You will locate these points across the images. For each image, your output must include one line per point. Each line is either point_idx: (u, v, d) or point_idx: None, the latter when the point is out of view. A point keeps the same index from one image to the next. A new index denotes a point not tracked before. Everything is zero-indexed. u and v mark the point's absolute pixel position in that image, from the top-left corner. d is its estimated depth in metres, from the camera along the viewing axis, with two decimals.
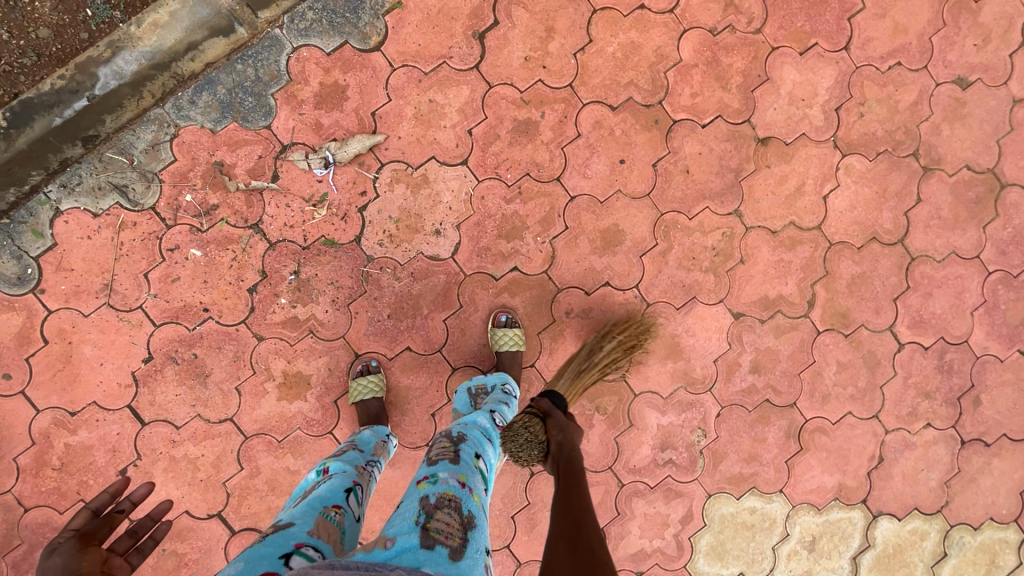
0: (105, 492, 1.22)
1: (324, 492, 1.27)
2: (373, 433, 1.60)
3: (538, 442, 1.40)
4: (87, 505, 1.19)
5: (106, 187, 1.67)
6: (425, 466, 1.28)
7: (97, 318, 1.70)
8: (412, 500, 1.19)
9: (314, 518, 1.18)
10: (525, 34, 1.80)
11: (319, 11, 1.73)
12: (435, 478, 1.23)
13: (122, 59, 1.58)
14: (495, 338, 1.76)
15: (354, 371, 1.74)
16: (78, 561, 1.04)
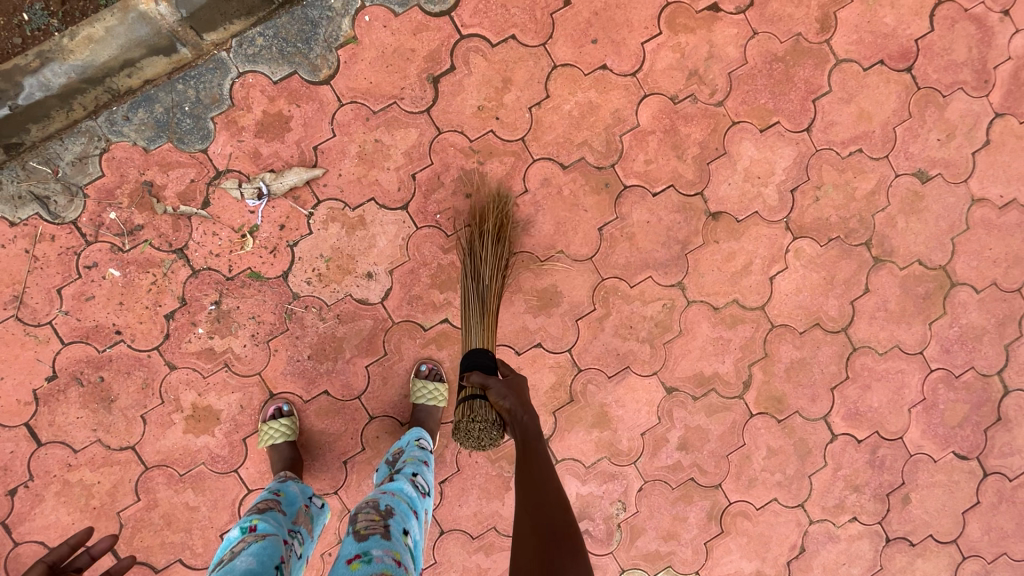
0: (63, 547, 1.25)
1: (255, 566, 1.23)
2: (300, 490, 1.54)
3: (490, 420, 1.47)
4: (45, 561, 1.21)
5: (26, 197, 1.62)
6: (354, 541, 1.25)
7: (2, 331, 1.64)
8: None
9: None
10: (481, 83, 1.77)
11: (269, 38, 1.68)
12: (367, 557, 1.21)
13: (50, 71, 1.53)
14: (414, 390, 1.72)
15: (266, 413, 1.70)
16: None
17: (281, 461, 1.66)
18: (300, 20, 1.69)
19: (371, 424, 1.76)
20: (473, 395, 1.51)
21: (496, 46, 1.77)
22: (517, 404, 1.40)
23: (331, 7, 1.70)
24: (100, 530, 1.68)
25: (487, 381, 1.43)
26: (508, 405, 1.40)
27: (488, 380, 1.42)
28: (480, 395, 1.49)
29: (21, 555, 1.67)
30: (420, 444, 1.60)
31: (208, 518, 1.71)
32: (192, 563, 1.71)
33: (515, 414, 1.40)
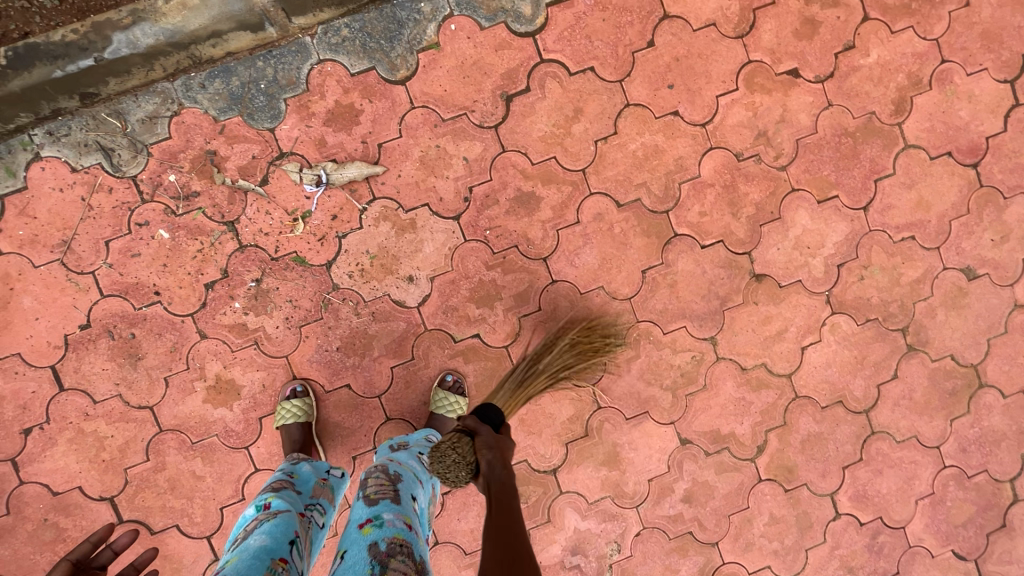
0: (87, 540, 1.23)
1: (270, 542, 1.26)
2: (314, 469, 1.57)
3: (465, 459, 1.32)
4: (69, 556, 1.20)
5: (92, 146, 1.64)
6: (364, 507, 1.29)
7: (45, 272, 1.65)
8: (359, 548, 1.22)
9: (262, 573, 1.19)
10: (552, 109, 1.77)
11: (355, 31, 1.69)
12: (380, 522, 1.25)
13: (140, 31, 1.52)
14: (435, 400, 1.73)
15: (281, 395, 1.71)
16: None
17: (292, 441, 1.66)
18: (387, 18, 1.70)
19: (386, 425, 1.76)
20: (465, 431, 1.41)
21: (572, 75, 1.78)
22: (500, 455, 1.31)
23: (419, 10, 1.71)
24: (104, 483, 1.70)
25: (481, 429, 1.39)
26: (491, 453, 1.30)
27: (478, 426, 1.40)
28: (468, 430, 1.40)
29: (24, 494, 1.68)
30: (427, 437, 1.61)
31: (211, 489, 1.72)
32: (189, 531, 1.72)
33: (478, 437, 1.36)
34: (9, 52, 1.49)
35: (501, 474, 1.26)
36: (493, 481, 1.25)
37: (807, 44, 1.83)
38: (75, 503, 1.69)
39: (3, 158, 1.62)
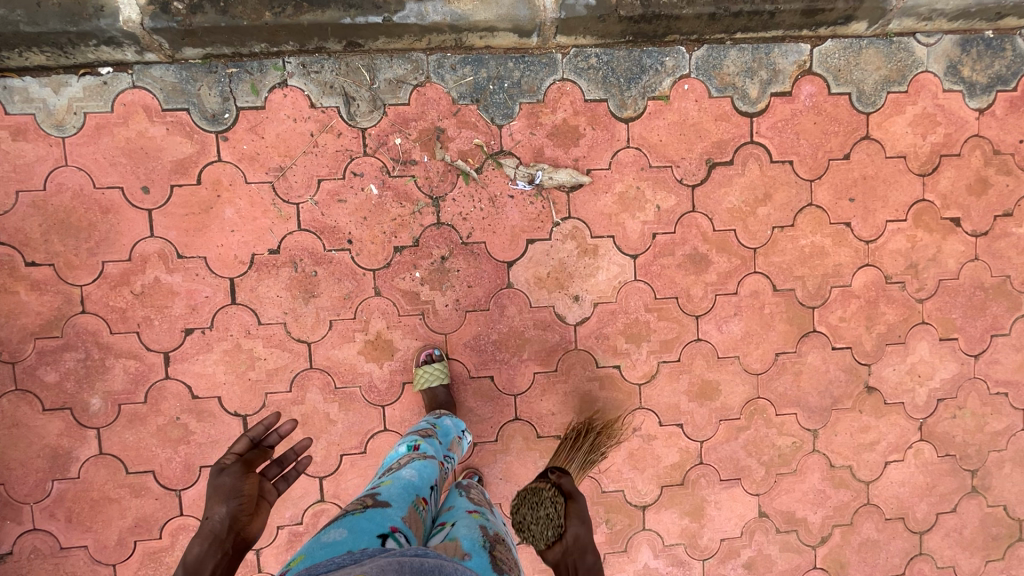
0: (260, 424, 1.34)
1: (418, 479, 1.36)
2: (453, 424, 1.67)
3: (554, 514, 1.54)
4: (248, 433, 1.33)
5: (337, 90, 1.71)
6: (469, 500, 1.41)
7: (253, 190, 1.71)
8: (468, 523, 1.30)
9: (406, 506, 1.27)
10: (746, 186, 1.91)
11: (601, 62, 1.81)
12: (485, 516, 1.36)
13: (432, 6, 1.58)
14: None
15: (419, 358, 1.78)
16: (242, 485, 1.23)
17: (436, 400, 1.75)
18: (632, 60, 1.82)
19: (513, 422, 1.86)
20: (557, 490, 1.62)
21: (773, 161, 1.91)
22: (582, 528, 1.52)
23: (663, 62, 1.83)
24: (244, 400, 1.76)
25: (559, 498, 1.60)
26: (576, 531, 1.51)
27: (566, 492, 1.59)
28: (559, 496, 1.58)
29: (165, 389, 1.73)
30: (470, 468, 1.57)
31: (339, 435, 1.80)
32: (305, 467, 1.79)
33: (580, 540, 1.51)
34: None
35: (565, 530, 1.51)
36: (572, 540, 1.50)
37: (974, 200, 2.01)
38: (210, 411, 1.75)
39: (252, 74, 1.67)
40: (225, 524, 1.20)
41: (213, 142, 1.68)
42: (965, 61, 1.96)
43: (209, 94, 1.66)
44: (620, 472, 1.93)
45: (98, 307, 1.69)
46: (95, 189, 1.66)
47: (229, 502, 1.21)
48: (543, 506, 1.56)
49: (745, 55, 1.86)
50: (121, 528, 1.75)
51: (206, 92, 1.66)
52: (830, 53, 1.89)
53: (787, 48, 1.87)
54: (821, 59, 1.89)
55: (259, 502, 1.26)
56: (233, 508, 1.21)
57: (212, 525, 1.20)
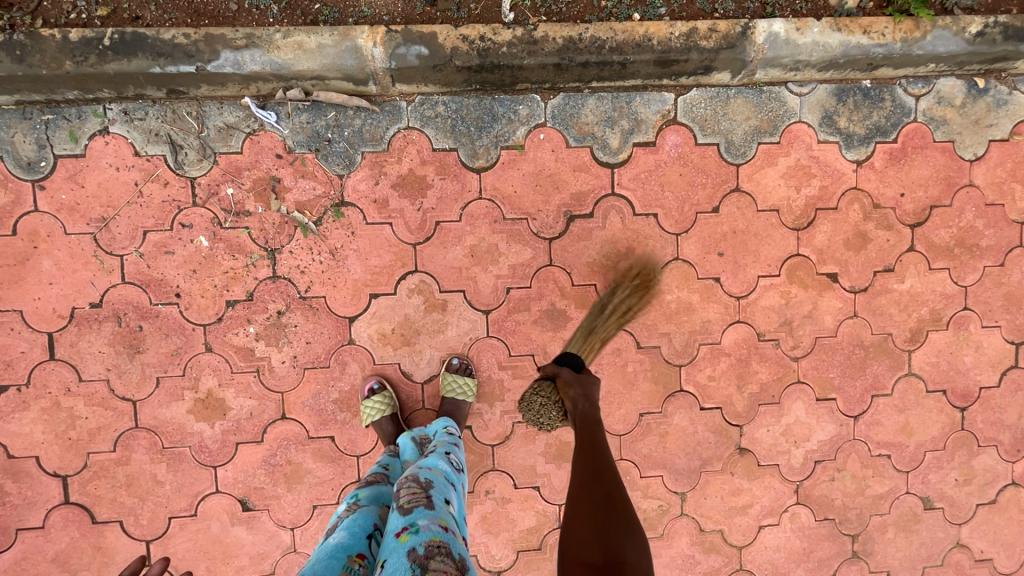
0: (127, 568, 1.13)
1: (345, 538, 1.24)
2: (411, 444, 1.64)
3: (553, 400, 1.54)
4: None
5: (162, 138, 1.63)
6: (399, 516, 1.24)
7: (74, 241, 1.63)
8: (397, 557, 1.15)
9: (338, 572, 1.16)
10: (608, 240, 1.83)
11: (449, 111, 1.73)
12: (416, 528, 1.20)
13: (250, 55, 1.52)
14: (363, 412, 1.71)
15: (362, 392, 1.73)
16: None
17: (385, 435, 1.72)
18: (483, 108, 1.74)
19: (355, 485, 1.77)
20: (546, 375, 1.57)
21: (636, 214, 1.84)
22: (582, 391, 1.43)
23: (516, 111, 1.76)
24: (64, 460, 1.67)
25: (559, 371, 1.52)
26: (574, 392, 1.43)
27: (560, 369, 1.52)
28: (552, 378, 1.55)
29: None
30: (447, 431, 1.61)
31: (167, 497, 1.71)
32: (130, 531, 1.70)
33: (581, 400, 1.42)
34: (116, 36, 1.47)
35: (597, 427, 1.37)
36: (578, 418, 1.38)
37: (853, 255, 1.93)
38: (28, 471, 1.66)
39: (70, 121, 1.59)
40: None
41: (29, 191, 1.61)
42: (841, 112, 1.88)
43: (24, 141, 1.58)
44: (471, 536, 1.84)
45: None
46: None
47: None
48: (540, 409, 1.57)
49: (604, 104, 1.78)
50: None
51: (20, 139, 1.58)
52: (696, 102, 1.81)
53: (650, 97, 1.80)
54: (686, 108, 1.81)
55: None
56: None
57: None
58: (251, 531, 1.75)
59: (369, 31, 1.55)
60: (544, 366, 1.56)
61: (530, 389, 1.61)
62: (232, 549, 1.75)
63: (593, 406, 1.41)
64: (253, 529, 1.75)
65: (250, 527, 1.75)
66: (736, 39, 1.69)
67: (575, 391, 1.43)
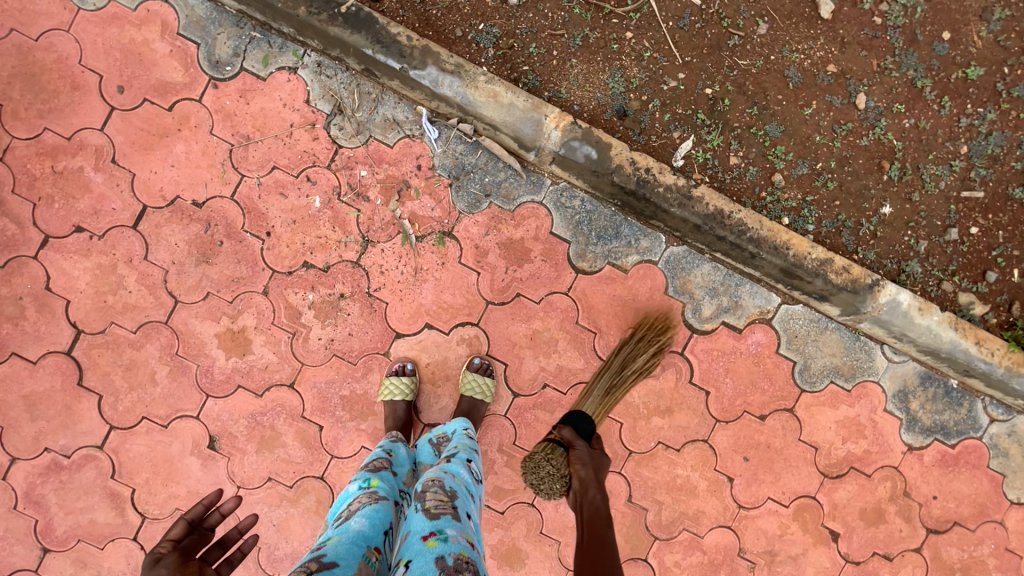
0: (200, 502, 1.24)
1: (367, 528, 1.21)
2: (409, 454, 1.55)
3: (560, 473, 1.51)
4: (184, 515, 1.21)
5: (335, 100, 1.73)
6: (425, 520, 1.21)
7: (212, 143, 1.73)
8: (423, 562, 1.12)
9: (357, 562, 1.13)
10: (653, 390, 1.85)
11: (583, 208, 1.79)
12: (445, 537, 1.18)
13: (449, 81, 1.63)
14: (383, 389, 1.74)
15: (389, 369, 1.76)
16: (178, 571, 1.07)
17: (395, 418, 1.71)
18: (611, 222, 1.80)
19: (316, 480, 1.78)
20: (560, 442, 1.56)
21: (690, 382, 1.86)
22: (593, 474, 1.45)
23: (638, 239, 1.81)
24: (90, 316, 1.73)
25: (575, 441, 1.53)
26: (585, 474, 1.45)
27: (576, 440, 1.53)
28: (565, 444, 1.55)
29: (25, 266, 1.71)
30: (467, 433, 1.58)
31: (152, 396, 1.74)
32: (105, 408, 1.74)
33: (585, 489, 1.43)
34: (353, 10, 1.60)
35: (606, 525, 1.36)
36: (585, 511, 1.40)
37: (862, 526, 1.91)
38: (54, 309, 1.72)
39: (271, 47, 1.71)
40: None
41: (202, 83, 1.71)
42: (917, 394, 1.90)
43: (224, 43, 1.70)
44: None
45: (14, 164, 1.69)
46: (79, 66, 1.70)
47: None
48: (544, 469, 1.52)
49: (716, 275, 1.83)
50: None
51: (222, 39, 1.70)
52: (795, 316, 1.85)
53: (758, 290, 1.84)
54: (784, 317, 1.85)
55: None
56: None
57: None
58: (203, 467, 1.77)
59: (557, 114, 1.65)
60: (560, 430, 1.57)
61: (539, 452, 1.55)
62: (178, 474, 1.76)
63: (597, 491, 1.43)
64: (206, 466, 1.77)
65: (205, 463, 1.77)
66: (861, 288, 1.74)
67: (586, 473, 1.45)
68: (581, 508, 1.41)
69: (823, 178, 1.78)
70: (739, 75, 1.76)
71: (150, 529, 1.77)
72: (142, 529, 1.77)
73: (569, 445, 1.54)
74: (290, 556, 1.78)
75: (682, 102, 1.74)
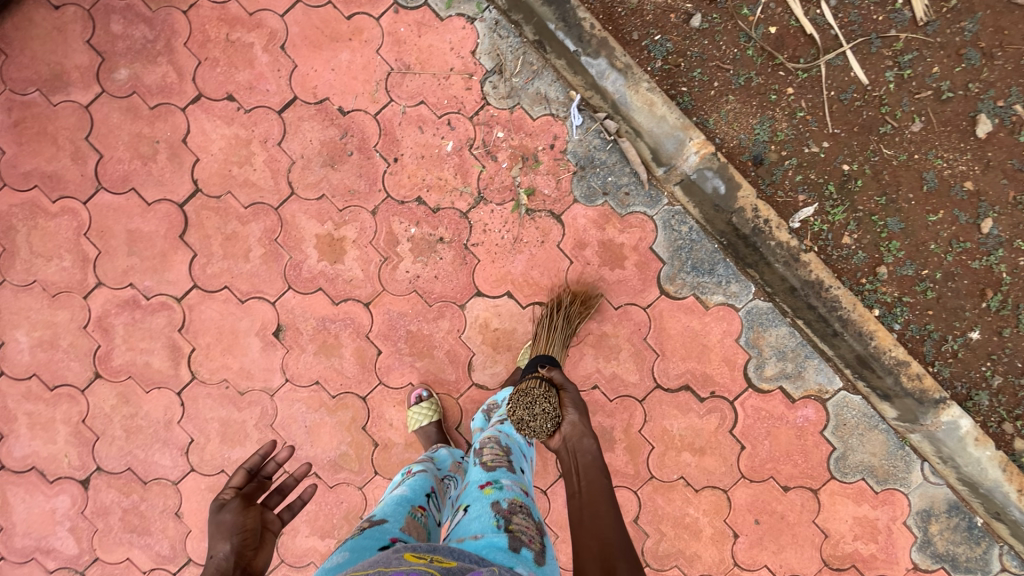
0: (256, 454, 1.33)
1: (409, 491, 1.36)
2: (450, 453, 1.67)
3: (550, 416, 1.51)
4: (243, 465, 1.31)
5: (499, 60, 1.81)
6: (483, 471, 1.38)
7: (374, 62, 1.81)
8: (479, 506, 1.29)
9: (403, 518, 1.27)
10: (693, 427, 1.88)
11: (688, 236, 1.84)
12: (499, 487, 1.33)
13: (614, 77, 1.70)
14: (410, 419, 1.80)
15: (411, 398, 1.82)
16: (243, 519, 1.20)
17: (430, 441, 1.76)
18: (710, 258, 1.84)
19: (358, 398, 1.85)
20: (545, 389, 1.56)
21: (730, 432, 1.89)
22: (581, 416, 1.53)
23: (730, 282, 1.85)
24: (211, 179, 1.82)
25: (564, 386, 1.60)
26: (575, 416, 1.53)
27: (566, 385, 1.60)
28: (557, 388, 1.58)
29: (172, 115, 1.81)
30: None
31: (240, 271, 1.83)
32: (195, 266, 1.82)
33: (579, 432, 1.50)
34: None
35: (602, 477, 1.39)
36: (582, 458, 1.45)
37: None
38: (183, 162, 1.81)
39: None
40: (232, 559, 1.14)
41: (385, 5, 1.80)
42: (939, 518, 1.89)
43: None
44: None
45: (196, 21, 1.80)
46: None
47: (230, 538, 1.16)
48: (538, 401, 1.52)
49: (790, 340, 1.86)
50: (40, 166, 1.81)
51: None
52: (850, 406, 1.88)
53: (824, 368, 1.86)
54: (840, 402, 1.88)
55: (264, 534, 1.22)
56: (236, 543, 1.16)
57: (219, 562, 1.14)
58: (262, 351, 1.84)
59: (701, 141, 1.70)
60: (549, 372, 1.60)
61: (532, 390, 1.54)
62: (236, 349, 1.84)
63: (589, 437, 1.50)
64: (264, 351, 1.84)
65: (264, 348, 1.84)
66: (927, 400, 1.75)
67: (578, 423, 1.51)
68: (577, 455, 1.46)
69: (924, 285, 1.79)
70: (879, 162, 1.79)
71: (194, 390, 1.84)
72: (187, 387, 1.84)
73: (559, 388, 1.60)
74: (311, 460, 1.85)
75: (817, 169, 1.78)
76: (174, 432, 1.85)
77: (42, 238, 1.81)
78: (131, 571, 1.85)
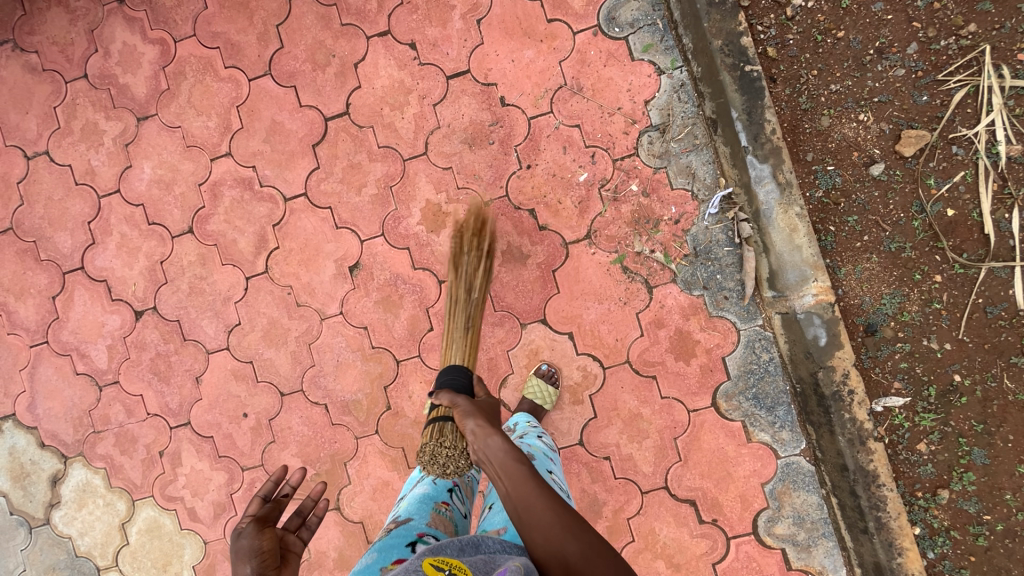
0: (269, 480, 1.40)
1: (431, 489, 1.41)
2: None
3: (459, 448, 1.32)
4: (256, 493, 1.36)
5: (667, 119, 1.79)
6: None
7: (553, 71, 1.83)
8: None
9: (428, 515, 1.34)
10: (680, 542, 1.82)
11: (764, 365, 1.77)
12: None
13: (770, 189, 1.67)
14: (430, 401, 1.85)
15: (437, 385, 1.87)
16: (260, 541, 1.17)
17: None
18: (775, 395, 1.77)
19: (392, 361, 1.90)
20: (447, 418, 1.38)
21: (713, 564, 1.81)
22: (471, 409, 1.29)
23: (783, 428, 1.77)
24: (362, 109, 1.90)
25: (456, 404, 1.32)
26: (473, 426, 1.23)
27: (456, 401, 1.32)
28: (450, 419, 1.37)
29: (356, 39, 1.90)
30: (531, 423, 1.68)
31: (347, 200, 1.90)
32: (313, 177, 1.92)
33: (483, 434, 1.21)
34: (755, 75, 1.68)
35: (522, 467, 1.14)
36: (493, 460, 1.17)
37: None
38: (347, 84, 1.90)
39: (661, 43, 1.79)
40: None
41: (587, 25, 1.82)
42: None
43: (632, 12, 1.80)
44: (365, 478, 1.90)
45: None
46: None
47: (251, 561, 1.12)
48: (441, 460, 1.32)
49: (815, 511, 1.76)
50: (230, 32, 1.94)
51: (633, 5, 1.80)
52: None
53: (836, 555, 1.75)
54: None
55: (285, 554, 1.21)
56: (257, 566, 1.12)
57: None
58: (331, 277, 1.91)
59: (824, 286, 1.65)
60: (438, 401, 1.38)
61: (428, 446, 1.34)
62: (310, 265, 1.92)
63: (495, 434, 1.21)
64: (332, 278, 1.92)
65: (334, 275, 1.92)
66: None
67: (478, 428, 1.22)
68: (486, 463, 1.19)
69: (980, 531, 1.64)
70: (995, 390, 1.63)
71: (260, 282, 1.94)
72: (256, 277, 1.95)
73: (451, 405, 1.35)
74: (327, 392, 1.92)
75: (926, 365, 1.67)
76: (227, 309, 1.96)
77: (202, 93, 1.95)
78: (138, 407, 1.99)
